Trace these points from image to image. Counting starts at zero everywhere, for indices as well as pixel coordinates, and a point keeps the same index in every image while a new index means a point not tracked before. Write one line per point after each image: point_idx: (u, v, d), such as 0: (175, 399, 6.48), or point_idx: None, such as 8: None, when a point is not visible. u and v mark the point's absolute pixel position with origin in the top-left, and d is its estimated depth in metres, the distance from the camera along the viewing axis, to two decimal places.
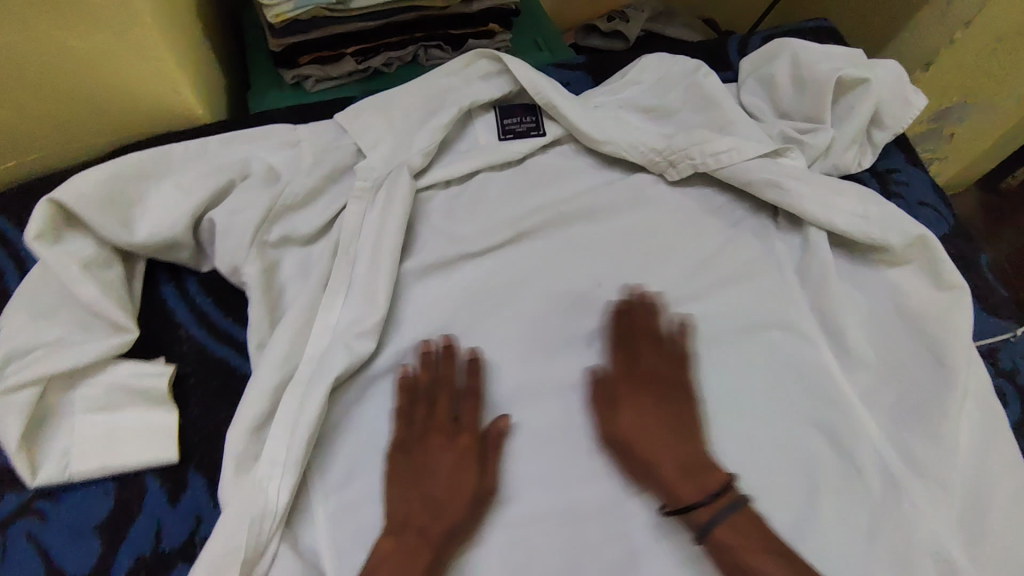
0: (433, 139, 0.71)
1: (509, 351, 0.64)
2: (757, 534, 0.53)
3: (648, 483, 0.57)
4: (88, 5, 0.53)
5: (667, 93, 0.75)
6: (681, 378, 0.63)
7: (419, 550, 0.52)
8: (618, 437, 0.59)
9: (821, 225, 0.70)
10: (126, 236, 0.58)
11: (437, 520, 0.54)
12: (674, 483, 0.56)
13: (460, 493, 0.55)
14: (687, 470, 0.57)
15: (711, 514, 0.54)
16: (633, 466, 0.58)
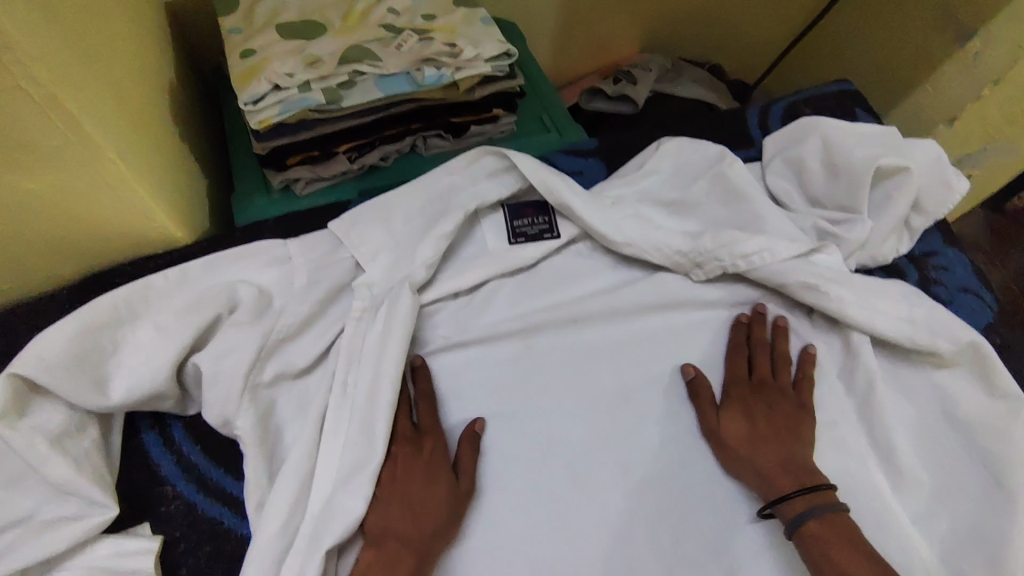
0: (438, 250, 0.64)
1: (472, 364, 0.63)
2: (857, 544, 0.50)
3: (741, 472, 0.57)
4: (44, 149, 0.46)
5: (689, 186, 0.70)
6: (791, 391, 0.62)
7: (400, 558, 0.50)
8: (724, 432, 0.59)
9: (862, 329, 0.64)
10: (100, 401, 0.51)
11: (417, 527, 0.52)
12: (772, 474, 0.56)
13: (434, 500, 0.53)
14: (777, 471, 0.56)
15: (805, 506, 0.53)
16: (734, 456, 0.58)
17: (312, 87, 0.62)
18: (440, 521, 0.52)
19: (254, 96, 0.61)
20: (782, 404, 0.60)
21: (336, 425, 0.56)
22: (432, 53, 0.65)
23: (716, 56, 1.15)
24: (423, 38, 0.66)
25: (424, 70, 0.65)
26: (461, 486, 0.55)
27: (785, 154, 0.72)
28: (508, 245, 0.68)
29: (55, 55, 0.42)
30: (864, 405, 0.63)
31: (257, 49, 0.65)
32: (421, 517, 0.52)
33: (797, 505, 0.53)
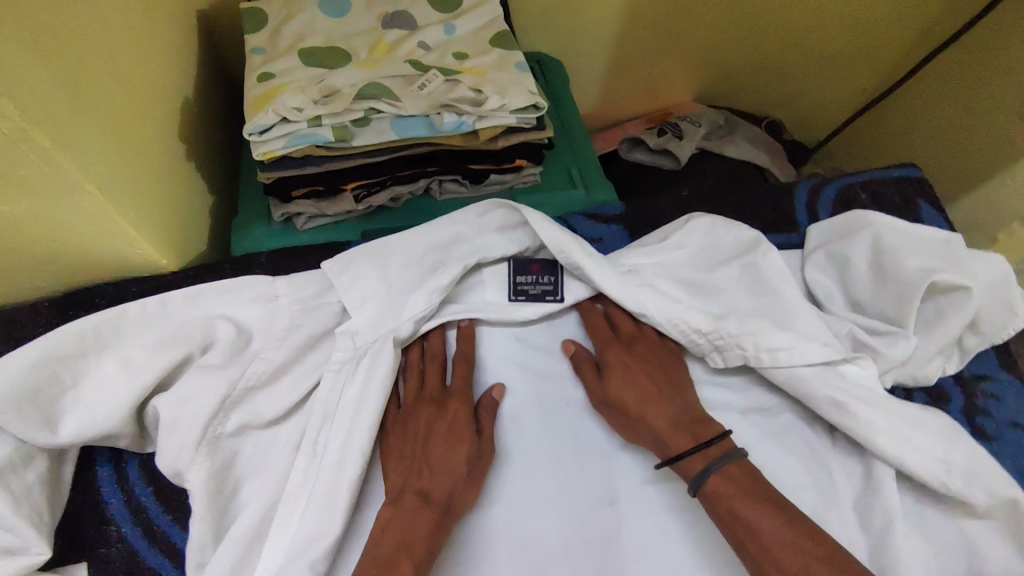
0: (429, 304, 0.59)
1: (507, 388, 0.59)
2: (757, 494, 0.49)
3: (637, 436, 0.55)
4: (16, 177, 0.44)
5: (716, 269, 0.64)
6: (650, 350, 0.60)
7: (421, 512, 0.48)
8: (613, 398, 0.56)
9: (888, 461, 0.57)
10: (47, 437, 0.49)
11: (438, 483, 0.50)
12: (664, 435, 0.54)
13: (459, 453, 0.51)
14: (670, 431, 0.53)
15: (702, 464, 0.51)
16: (623, 418, 0.56)
17: (324, 122, 0.59)
18: (461, 478, 0.51)
19: (260, 126, 0.57)
20: (659, 360, 0.58)
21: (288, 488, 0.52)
22: (454, 99, 0.61)
23: (778, 111, 1.07)
24: (450, 79, 0.62)
25: (444, 115, 0.61)
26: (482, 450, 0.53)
27: (828, 246, 0.65)
28: (508, 301, 0.63)
29: (28, 85, 0.40)
30: (879, 548, 0.55)
31: (276, 74, 0.63)
32: (445, 470, 0.50)
33: (696, 462, 0.52)
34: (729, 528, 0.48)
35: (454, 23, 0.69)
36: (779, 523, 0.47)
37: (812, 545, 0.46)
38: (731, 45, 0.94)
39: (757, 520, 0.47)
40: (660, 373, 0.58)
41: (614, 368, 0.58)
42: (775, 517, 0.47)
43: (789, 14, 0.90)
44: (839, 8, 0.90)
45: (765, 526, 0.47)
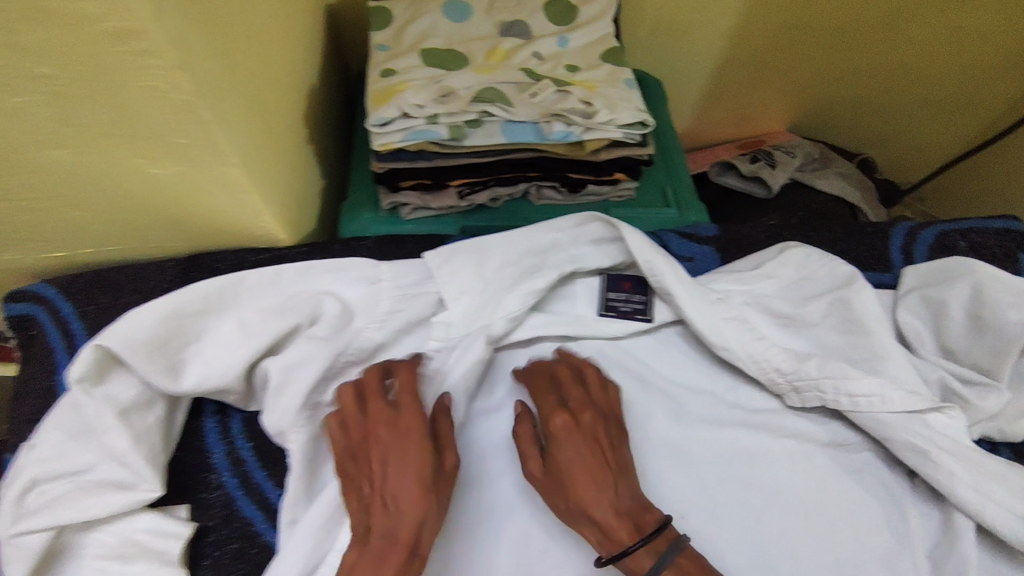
0: (523, 305, 0.62)
1: None
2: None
3: (577, 526, 0.50)
4: (173, 144, 0.48)
5: (804, 303, 0.63)
6: (603, 418, 0.54)
7: (388, 553, 0.45)
8: (556, 472, 0.51)
9: (969, 514, 0.56)
10: (170, 383, 0.53)
11: (404, 520, 0.46)
12: (607, 525, 0.49)
13: (423, 482, 0.48)
14: (614, 526, 0.49)
15: (650, 561, 0.48)
16: (567, 505, 0.50)
17: (440, 120, 0.62)
18: (426, 508, 0.47)
19: (381, 119, 0.61)
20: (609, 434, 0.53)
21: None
22: (565, 109, 0.63)
23: (873, 149, 1.05)
24: (560, 90, 0.64)
25: (553, 124, 0.63)
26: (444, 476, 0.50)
27: (923, 290, 0.64)
28: (597, 314, 0.64)
29: (199, 62, 0.44)
30: None
31: (397, 71, 0.66)
32: (410, 503, 0.47)
33: (643, 561, 0.48)
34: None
35: (567, 36, 0.71)
36: None
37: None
38: (830, 78, 0.94)
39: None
40: (609, 445, 0.53)
41: (557, 451, 0.51)
42: None
43: (897, 52, 0.89)
44: (954, 51, 0.88)
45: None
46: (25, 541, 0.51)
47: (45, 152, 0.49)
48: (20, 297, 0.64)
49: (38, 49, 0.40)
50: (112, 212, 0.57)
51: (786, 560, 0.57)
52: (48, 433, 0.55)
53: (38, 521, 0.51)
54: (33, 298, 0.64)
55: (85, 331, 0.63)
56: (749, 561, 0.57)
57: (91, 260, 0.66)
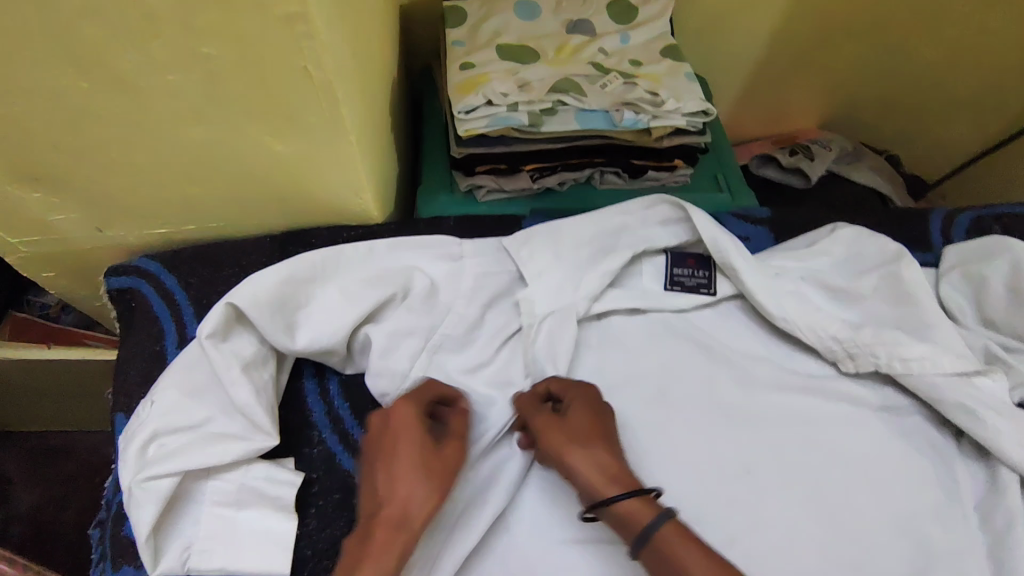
0: (602, 283, 0.66)
1: (647, 366, 0.67)
2: (706, 557, 0.48)
3: (577, 468, 0.53)
4: (303, 121, 0.54)
5: (857, 277, 0.68)
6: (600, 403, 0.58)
7: (375, 535, 0.50)
8: (567, 428, 0.55)
9: (1015, 468, 0.61)
10: (287, 342, 0.59)
11: (389, 504, 0.51)
12: (608, 477, 0.52)
13: (409, 467, 0.52)
14: (617, 475, 0.52)
15: (647, 513, 0.50)
16: (569, 458, 0.53)
17: (520, 108, 0.67)
18: (410, 491, 0.51)
19: (468, 106, 0.66)
20: (609, 418, 0.57)
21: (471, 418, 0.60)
22: (635, 99, 0.69)
23: (896, 147, 1.10)
24: (628, 82, 0.70)
25: (624, 112, 0.69)
26: (443, 462, 0.53)
27: (965, 267, 0.69)
28: (664, 289, 0.69)
29: (338, 44, 0.49)
30: (998, 546, 0.60)
31: (476, 64, 0.71)
32: (393, 487, 0.51)
33: (639, 510, 0.50)
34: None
35: (629, 33, 0.76)
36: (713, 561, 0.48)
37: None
38: (861, 78, 0.99)
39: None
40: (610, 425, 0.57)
41: (571, 405, 0.57)
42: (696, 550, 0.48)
43: (925, 53, 0.95)
44: (979, 52, 0.94)
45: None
46: (155, 486, 0.55)
47: (186, 128, 0.55)
48: (122, 271, 0.70)
49: (208, 31, 0.45)
50: (226, 186, 0.62)
51: (844, 511, 0.62)
52: (165, 389, 0.59)
53: (163, 468, 0.55)
54: (137, 272, 0.70)
55: (189, 301, 0.68)
56: (811, 511, 0.62)
57: (189, 236, 0.71)
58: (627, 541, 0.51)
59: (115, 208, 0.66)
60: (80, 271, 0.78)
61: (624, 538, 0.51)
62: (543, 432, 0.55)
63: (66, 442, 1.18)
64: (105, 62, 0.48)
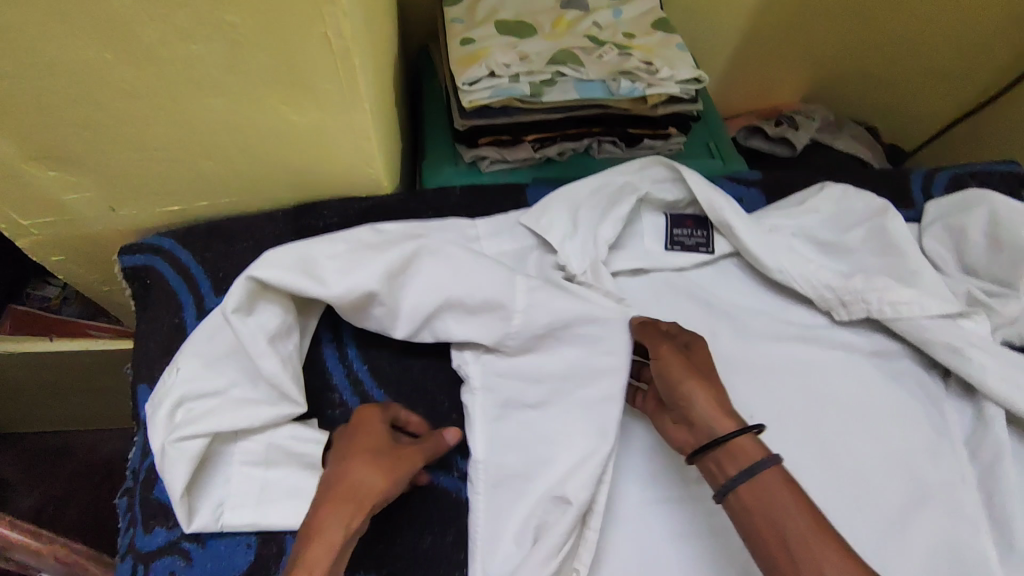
0: (615, 231, 0.70)
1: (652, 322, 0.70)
2: (803, 502, 0.47)
3: (694, 397, 0.53)
4: (320, 90, 0.56)
5: (847, 231, 0.72)
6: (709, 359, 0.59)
7: (327, 510, 0.51)
8: (698, 361, 0.56)
9: (999, 403, 0.65)
10: (323, 290, 0.60)
11: (343, 482, 0.53)
12: (726, 415, 0.52)
13: (365, 452, 0.55)
14: (733, 416, 0.53)
15: (760, 452, 0.50)
16: (694, 384, 0.54)
17: (521, 79, 0.70)
18: (364, 471, 0.53)
19: (471, 78, 0.69)
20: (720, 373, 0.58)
21: (562, 355, 0.63)
22: (631, 68, 0.71)
23: (875, 118, 1.15)
24: (622, 53, 0.73)
25: (620, 81, 0.71)
26: (397, 452, 0.56)
27: (946, 220, 0.73)
28: (664, 248, 0.72)
29: (354, 12, 0.51)
30: (987, 475, 0.64)
31: (476, 39, 0.73)
32: (348, 468, 0.54)
33: (752, 447, 0.50)
34: (767, 523, 0.47)
35: (621, 8, 0.80)
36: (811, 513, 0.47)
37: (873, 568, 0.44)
38: (841, 52, 1.04)
39: (802, 529, 0.46)
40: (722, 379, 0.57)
41: (697, 345, 0.58)
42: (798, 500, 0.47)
43: (900, 25, 0.99)
44: (951, 23, 0.98)
45: (796, 530, 0.46)
46: (187, 447, 0.56)
47: (204, 101, 0.56)
48: (136, 250, 0.71)
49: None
50: (241, 160, 0.64)
51: (843, 450, 0.65)
52: (188, 358, 0.59)
53: (193, 429, 0.56)
54: (151, 250, 0.71)
55: (206, 275, 0.70)
56: (812, 451, 0.65)
57: (201, 213, 0.72)
58: (728, 476, 0.50)
59: (130, 186, 0.67)
60: (90, 257, 0.79)
61: (726, 473, 0.50)
62: (660, 359, 0.56)
63: (65, 441, 1.17)
64: (130, 34, 0.49)
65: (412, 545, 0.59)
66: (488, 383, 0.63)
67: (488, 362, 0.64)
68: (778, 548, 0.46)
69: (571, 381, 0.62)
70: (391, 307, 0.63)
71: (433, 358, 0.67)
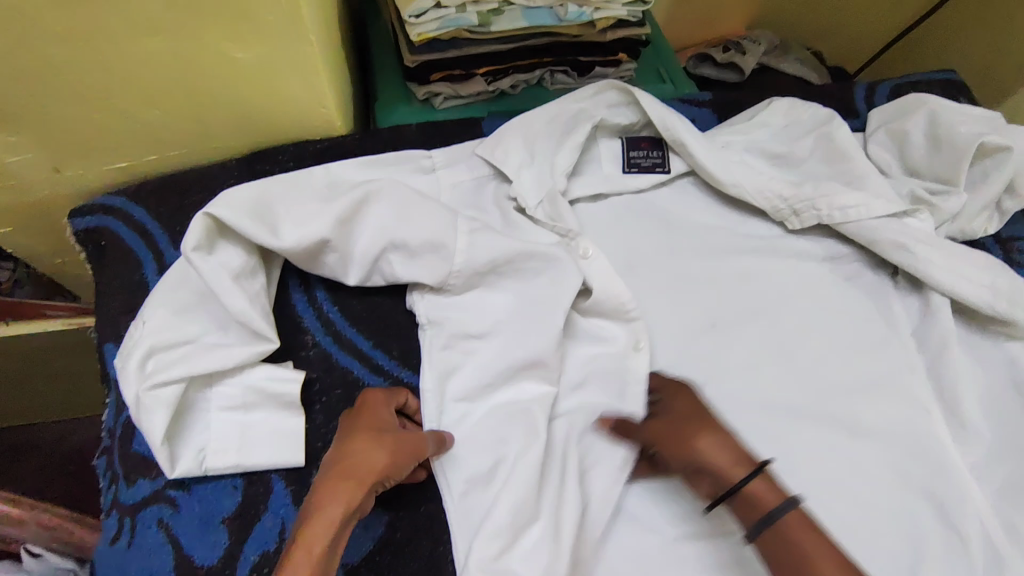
0: (572, 159, 0.71)
1: (617, 246, 0.71)
2: (828, 545, 0.48)
3: (705, 451, 0.52)
4: (262, 21, 0.55)
5: (795, 141, 0.74)
6: (684, 390, 0.58)
7: (332, 484, 0.50)
8: (678, 416, 0.55)
9: (944, 292, 0.69)
10: (275, 240, 0.58)
11: (347, 457, 0.52)
12: (719, 466, 0.51)
13: (371, 430, 0.54)
14: (737, 455, 0.52)
15: (773, 499, 0.49)
16: (681, 448, 0.53)
17: (468, 8, 0.69)
18: (370, 446, 0.53)
19: (417, 10, 0.67)
20: (700, 400, 0.56)
21: (506, 286, 0.64)
22: None
23: (817, 42, 1.17)
24: None
25: (567, 6, 0.71)
26: (399, 430, 0.55)
27: (889, 125, 0.76)
28: (622, 171, 0.73)
29: None
30: (935, 361, 0.69)
31: None
32: (354, 444, 0.53)
33: (759, 491, 0.50)
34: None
35: None
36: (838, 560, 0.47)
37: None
38: None
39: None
40: (704, 406, 0.56)
41: (673, 399, 0.57)
42: (827, 550, 0.47)
43: None
44: None
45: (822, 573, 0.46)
46: (162, 394, 0.55)
47: (143, 40, 0.55)
48: (87, 211, 0.69)
49: None
50: (188, 105, 0.63)
51: (803, 350, 0.69)
52: (154, 310, 0.59)
53: (167, 375, 0.56)
54: (103, 211, 0.69)
55: (162, 230, 0.69)
56: (772, 355, 0.69)
57: (151, 169, 0.71)
58: (750, 523, 0.50)
59: (73, 142, 0.65)
60: (36, 227, 0.76)
61: (745, 522, 0.50)
62: (658, 432, 0.55)
63: (30, 435, 1.13)
64: None
65: None
66: (441, 316, 0.64)
67: (436, 300, 0.65)
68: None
69: (531, 306, 0.64)
70: (344, 253, 0.62)
71: (400, 294, 0.67)
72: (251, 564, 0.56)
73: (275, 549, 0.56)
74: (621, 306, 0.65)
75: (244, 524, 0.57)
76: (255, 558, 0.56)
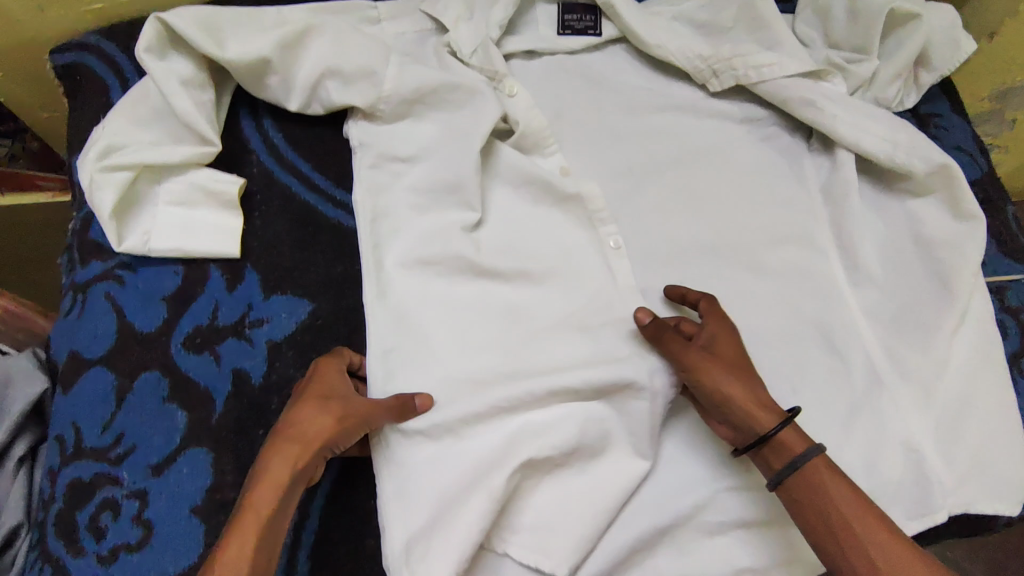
0: (506, 15, 0.75)
1: (549, 100, 0.77)
2: (851, 489, 0.52)
3: (730, 393, 0.56)
4: None
5: (721, 11, 0.79)
6: (722, 330, 0.60)
7: (275, 453, 0.52)
8: (719, 355, 0.58)
9: (851, 147, 0.73)
10: (220, 53, 0.65)
11: (292, 426, 0.54)
12: (749, 410, 0.55)
13: (319, 400, 0.55)
14: (760, 400, 0.56)
15: (800, 450, 0.54)
16: (710, 392, 0.57)
17: None
18: (317, 415, 0.54)
19: None
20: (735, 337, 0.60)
21: (434, 118, 0.70)
22: None
23: None
24: None
25: None
26: (348, 396, 0.56)
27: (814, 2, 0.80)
28: (557, 33, 0.79)
29: None
30: (838, 212, 0.73)
31: None
32: (299, 415, 0.54)
33: (787, 438, 0.54)
34: (817, 521, 0.52)
35: None
36: (858, 503, 0.51)
37: (908, 557, 0.49)
38: None
39: (849, 517, 0.51)
40: (739, 351, 0.59)
41: (713, 333, 0.60)
42: (852, 498, 0.52)
43: None
44: None
45: (844, 517, 0.51)
46: (112, 176, 0.62)
47: None
48: (65, 48, 0.76)
49: None
50: None
51: (713, 197, 0.74)
52: (114, 117, 0.64)
53: (119, 159, 0.62)
54: (79, 46, 0.76)
55: (127, 59, 0.77)
56: (682, 199, 0.74)
57: (125, 11, 0.79)
58: (776, 469, 0.55)
59: None
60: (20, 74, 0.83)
61: (773, 467, 0.55)
62: (700, 365, 0.57)
63: None
64: None
65: (326, 274, 0.67)
66: (370, 140, 0.70)
67: (368, 126, 0.71)
68: (827, 539, 0.52)
69: (456, 135, 0.69)
70: (286, 76, 0.68)
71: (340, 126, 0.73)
72: (186, 334, 0.62)
73: (207, 324, 0.63)
74: (543, 139, 0.72)
75: (182, 302, 0.63)
76: (188, 330, 0.63)
